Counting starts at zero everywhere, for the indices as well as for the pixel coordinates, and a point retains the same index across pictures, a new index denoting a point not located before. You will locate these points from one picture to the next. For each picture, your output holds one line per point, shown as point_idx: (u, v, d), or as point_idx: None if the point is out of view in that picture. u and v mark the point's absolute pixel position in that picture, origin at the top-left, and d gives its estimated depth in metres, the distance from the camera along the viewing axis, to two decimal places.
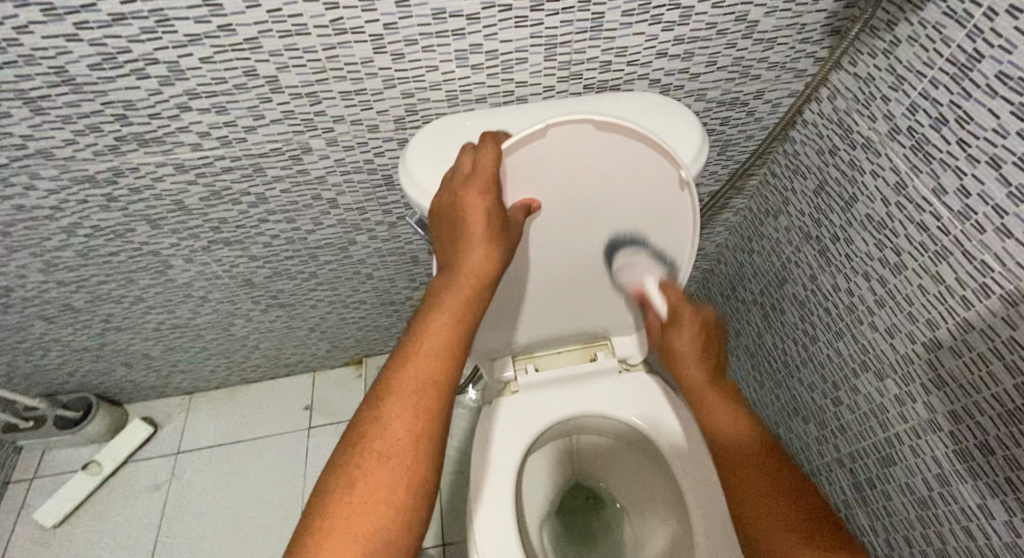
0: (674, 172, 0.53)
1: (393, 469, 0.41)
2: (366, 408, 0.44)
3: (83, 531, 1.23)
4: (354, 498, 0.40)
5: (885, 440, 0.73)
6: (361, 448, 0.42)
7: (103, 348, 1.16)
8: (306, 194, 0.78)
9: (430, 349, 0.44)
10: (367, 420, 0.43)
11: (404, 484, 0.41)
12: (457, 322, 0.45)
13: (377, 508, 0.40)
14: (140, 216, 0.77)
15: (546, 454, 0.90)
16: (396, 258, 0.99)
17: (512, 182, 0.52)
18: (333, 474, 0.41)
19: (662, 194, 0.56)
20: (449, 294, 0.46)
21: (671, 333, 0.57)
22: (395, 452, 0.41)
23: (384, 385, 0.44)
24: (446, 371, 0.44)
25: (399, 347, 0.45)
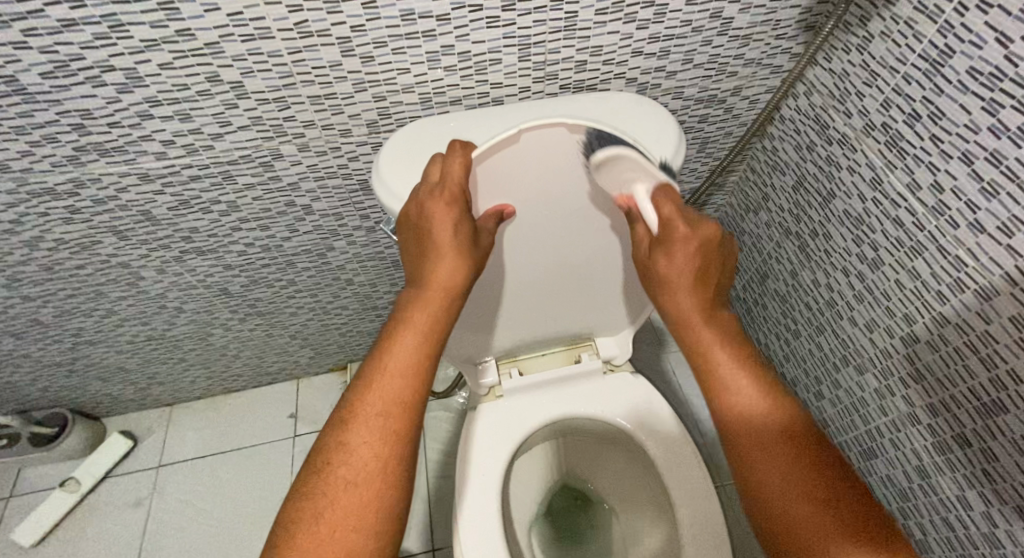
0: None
1: (360, 495, 0.40)
2: (332, 430, 0.42)
3: (60, 551, 1.19)
4: (317, 529, 0.39)
5: (866, 433, 0.74)
6: (327, 474, 0.41)
7: (76, 363, 1.12)
8: (279, 202, 0.76)
9: (395, 368, 0.43)
10: (333, 443, 0.42)
11: (372, 509, 0.40)
12: (424, 337, 0.44)
13: (346, 534, 0.39)
14: (106, 227, 0.75)
15: (534, 455, 0.90)
16: (376, 263, 0.98)
17: (485, 188, 0.51)
18: (299, 501, 0.40)
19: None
20: (416, 308, 0.45)
21: (660, 253, 0.45)
22: (362, 476, 0.40)
23: (349, 407, 0.43)
24: (413, 389, 0.43)
25: (365, 366, 0.44)
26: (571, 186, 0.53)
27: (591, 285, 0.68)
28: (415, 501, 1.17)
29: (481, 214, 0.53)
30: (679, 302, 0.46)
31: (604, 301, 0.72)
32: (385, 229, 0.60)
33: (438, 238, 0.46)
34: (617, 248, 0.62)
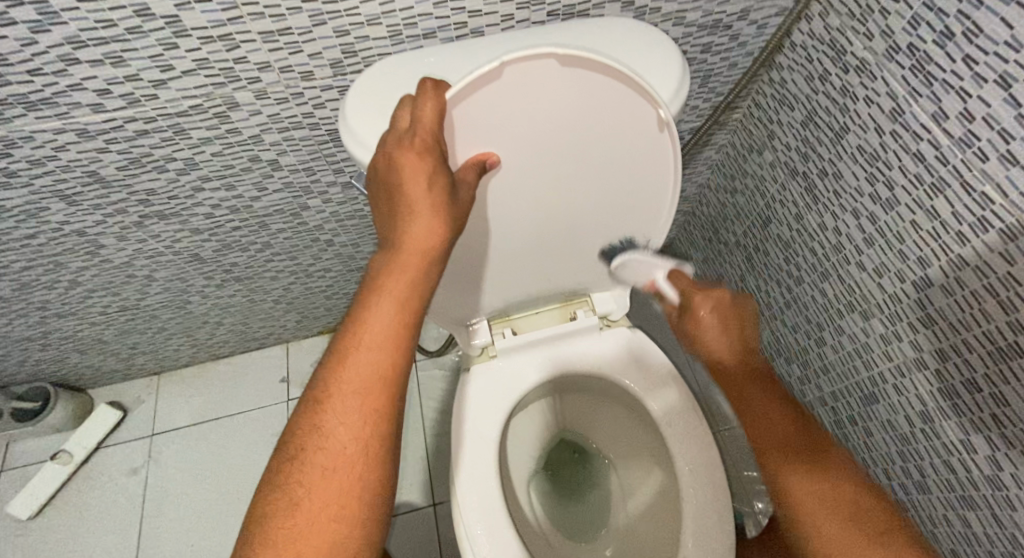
0: (653, 112, 0.47)
1: (339, 482, 0.38)
2: (304, 413, 0.39)
3: (59, 522, 1.18)
4: (295, 519, 0.37)
5: (868, 379, 0.71)
6: (302, 462, 0.38)
7: (49, 336, 1.07)
8: (242, 157, 0.69)
9: (372, 344, 0.39)
10: (307, 427, 0.39)
11: (356, 494, 0.38)
12: (401, 307, 0.40)
13: (326, 524, 0.37)
14: (51, 191, 0.68)
15: (530, 413, 0.87)
16: (356, 221, 0.92)
17: (466, 131, 0.45)
18: (272, 494, 0.37)
19: (640, 138, 0.50)
20: (389, 275, 0.40)
21: (692, 319, 0.55)
22: (340, 462, 0.38)
23: (324, 386, 0.39)
24: (391, 365, 0.40)
25: (337, 341, 0.41)
26: (562, 129, 0.48)
27: (585, 237, 0.63)
28: (413, 460, 1.15)
29: (460, 163, 0.47)
30: (711, 344, 0.55)
31: (601, 254, 0.67)
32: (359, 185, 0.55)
33: (411, 194, 0.40)
34: (615, 194, 0.57)
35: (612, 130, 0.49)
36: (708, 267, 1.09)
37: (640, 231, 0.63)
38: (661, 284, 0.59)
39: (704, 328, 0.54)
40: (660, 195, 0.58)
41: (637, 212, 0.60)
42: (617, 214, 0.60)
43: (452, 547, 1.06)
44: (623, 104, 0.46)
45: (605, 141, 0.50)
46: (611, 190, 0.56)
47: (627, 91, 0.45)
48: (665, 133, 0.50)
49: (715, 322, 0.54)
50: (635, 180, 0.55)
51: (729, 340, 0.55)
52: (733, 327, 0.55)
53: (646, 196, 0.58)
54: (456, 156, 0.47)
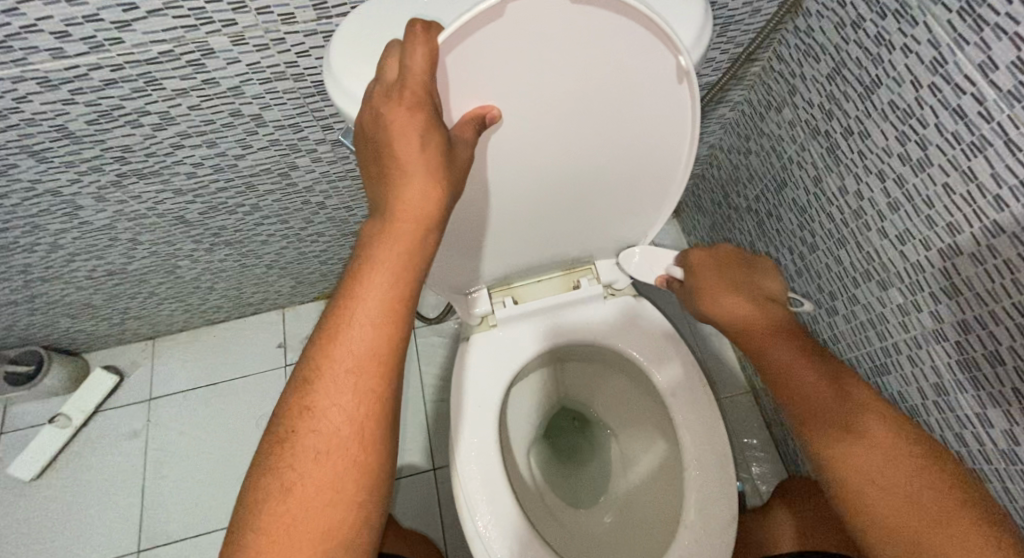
0: (671, 59, 0.43)
1: (333, 465, 0.35)
2: (294, 395, 0.37)
3: (61, 485, 1.17)
4: (288, 505, 0.34)
5: (881, 350, 0.68)
6: (293, 445, 0.35)
7: (35, 301, 1.03)
8: (222, 111, 0.64)
9: (363, 318, 0.36)
10: (299, 409, 0.36)
11: (353, 479, 0.36)
12: (397, 279, 0.37)
13: (321, 509, 0.35)
14: (17, 146, 0.63)
15: (530, 381, 0.85)
16: (348, 182, 0.87)
17: (465, 79, 0.40)
18: (262, 480, 0.35)
19: (655, 89, 0.46)
20: (383, 246, 0.37)
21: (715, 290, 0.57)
22: (333, 445, 0.35)
23: (314, 365, 0.37)
24: (386, 342, 0.37)
25: (327, 315, 0.38)
26: (571, 81, 0.43)
27: (592, 201, 0.59)
28: (413, 426, 1.14)
29: (458, 119, 0.43)
30: (728, 305, 0.57)
31: (610, 218, 0.63)
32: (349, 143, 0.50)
33: (402, 152, 0.36)
34: (626, 152, 0.52)
35: (625, 80, 0.44)
36: (716, 232, 1.05)
37: (652, 193, 0.60)
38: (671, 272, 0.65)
39: (717, 291, 0.57)
40: (675, 153, 0.54)
41: (649, 172, 0.56)
42: (628, 174, 0.56)
43: (453, 511, 1.06)
44: (638, 51, 0.42)
45: (616, 92, 0.45)
46: (622, 148, 0.52)
47: (645, 35, 0.41)
48: (683, 84, 0.46)
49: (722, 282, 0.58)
50: (646, 136, 0.51)
51: (751, 296, 0.56)
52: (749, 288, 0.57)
53: (658, 154, 0.54)
54: (454, 111, 0.42)
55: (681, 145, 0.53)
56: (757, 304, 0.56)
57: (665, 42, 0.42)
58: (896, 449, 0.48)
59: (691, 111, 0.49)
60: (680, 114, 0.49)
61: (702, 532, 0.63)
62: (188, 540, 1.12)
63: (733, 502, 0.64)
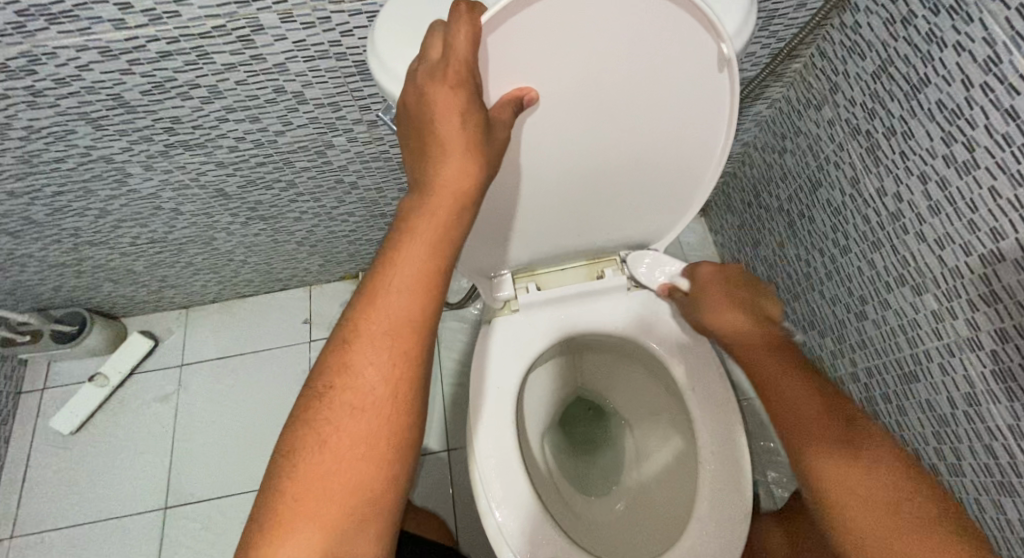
0: (714, 46, 0.43)
1: (367, 421, 0.37)
2: (332, 353, 0.39)
3: (98, 440, 1.24)
4: (323, 455, 0.36)
5: (910, 357, 0.67)
6: (330, 400, 0.38)
7: (82, 264, 1.09)
8: (267, 87, 0.67)
9: (400, 286, 0.38)
10: (335, 366, 0.39)
11: (384, 435, 0.37)
12: (433, 252, 0.39)
13: (353, 461, 0.36)
14: (76, 113, 0.67)
15: (549, 367, 0.86)
16: (381, 163, 0.89)
17: (507, 62, 0.41)
18: (300, 430, 0.37)
19: (695, 79, 0.47)
20: (421, 220, 0.38)
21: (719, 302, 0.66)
22: (369, 402, 0.37)
23: (353, 327, 0.39)
24: (420, 309, 0.39)
25: (367, 282, 0.40)
26: (613, 68, 0.44)
27: (621, 189, 0.60)
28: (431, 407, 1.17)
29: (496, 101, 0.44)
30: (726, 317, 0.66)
31: (637, 208, 0.63)
32: (388, 123, 0.52)
33: (442, 129, 0.38)
34: (660, 140, 0.53)
35: (665, 66, 0.45)
36: (744, 232, 1.04)
37: (682, 185, 0.60)
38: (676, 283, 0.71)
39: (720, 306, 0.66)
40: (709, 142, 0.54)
41: (682, 163, 0.57)
42: (660, 163, 0.56)
43: (464, 490, 1.09)
44: (681, 38, 0.42)
45: (655, 79, 0.46)
46: (658, 136, 0.52)
47: (689, 20, 0.41)
48: (724, 72, 0.46)
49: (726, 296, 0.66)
50: (682, 126, 0.51)
51: (751, 313, 0.65)
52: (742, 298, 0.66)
53: (692, 144, 0.54)
54: (494, 92, 0.43)
55: (717, 135, 0.53)
56: (753, 321, 0.65)
57: (708, 29, 0.42)
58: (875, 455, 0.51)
59: (729, 102, 0.49)
60: (720, 103, 0.49)
61: (713, 524, 0.64)
62: (212, 502, 1.17)
63: (748, 497, 0.64)
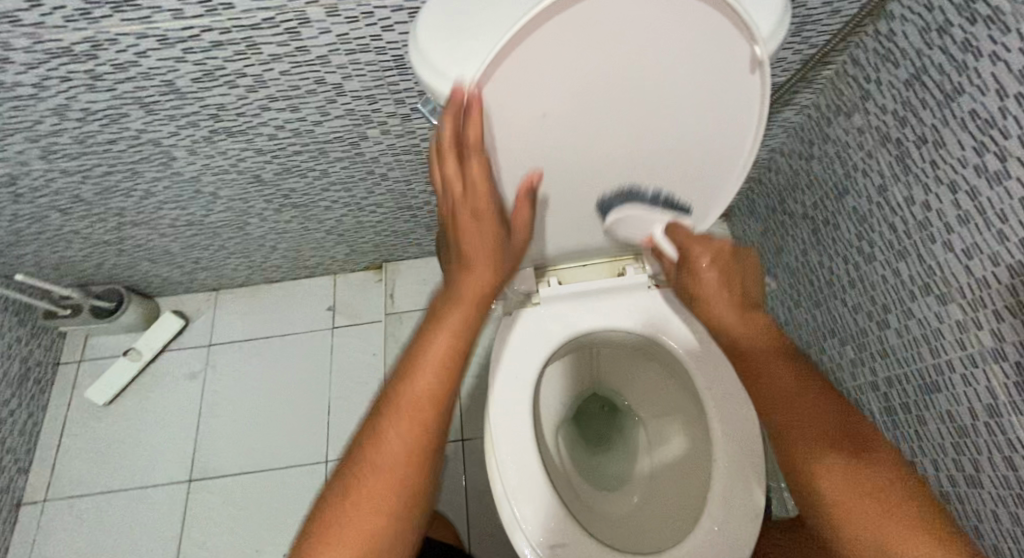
0: (747, 48, 0.45)
1: (389, 483, 0.45)
2: (368, 423, 0.48)
3: (129, 412, 1.29)
4: (351, 513, 0.44)
5: (933, 367, 0.67)
6: (362, 462, 0.46)
7: (123, 243, 1.14)
8: (309, 78, 0.70)
9: (426, 370, 0.48)
10: (368, 435, 0.47)
11: (398, 498, 0.45)
12: (453, 343, 0.49)
13: (371, 517, 0.44)
14: (131, 97, 0.71)
15: (566, 361, 0.87)
16: (411, 157, 0.92)
17: (545, 60, 0.43)
18: (337, 484, 0.46)
19: (726, 79, 0.48)
20: (446, 320, 0.49)
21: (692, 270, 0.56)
22: (391, 468, 0.46)
23: (385, 401, 0.48)
24: (439, 393, 0.48)
25: (401, 365, 0.49)
26: (645, 69, 0.46)
27: (648, 188, 0.61)
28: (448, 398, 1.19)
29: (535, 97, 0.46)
30: (714, 304, 0.56)
31: None
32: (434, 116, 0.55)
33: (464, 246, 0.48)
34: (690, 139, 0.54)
35: (697, 67, 0.46)
36: (767, 239, 1.04)
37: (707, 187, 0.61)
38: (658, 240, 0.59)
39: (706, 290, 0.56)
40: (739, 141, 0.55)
41: (708, 163, 0.58)
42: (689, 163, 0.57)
43: (477, 481, 1.11)
44: (714, 39, 0.44)
45: (689, 78, 0.47)
46: (689, 135, 0.53)
47: (723, 23, 0.42)
48: (755, 74, 0.47)
49: (722, 279, 0.55)
50: (711, 125, 0.53)
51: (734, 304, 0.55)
52: (733, 284, 0.55)
53: (719, 145, 0.55)
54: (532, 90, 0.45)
55: (746, 135, 0.54)
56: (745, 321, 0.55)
57: (742, 31, 0.43)
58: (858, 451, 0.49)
59: (759, 103, 0.50)
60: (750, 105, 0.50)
61: (725, 522, 0.65)
62: (235, 477, 1.21)
63: (761, 495, 0.65)
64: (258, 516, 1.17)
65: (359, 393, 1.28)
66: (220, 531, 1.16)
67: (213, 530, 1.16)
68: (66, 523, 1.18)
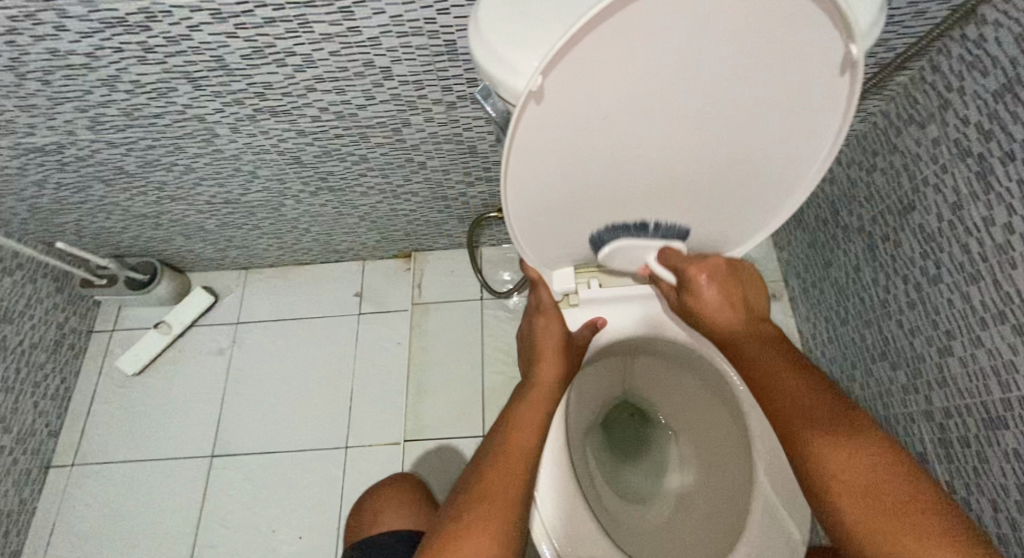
0: (841, 46, 0.42)
1: (496, 511, 0.51)
2: (470, 472, 0.55)
3: (157, 383, 1.31)
4: (461, 538, 0.49)
5: (1000, 402, 0.61)
6: (470, 498, 0.52)
7: (161, 217, 1.15)
8: (357, 60, 0.68)
9: (521, 427, 0.59)
10: (473, 478, 0.54)
11: (502, 524, 0.50)
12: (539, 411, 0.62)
13: (480, 539, 0.49)
14: (180, 72, 0.70)
15: (600, 366, 0.84)
16: (452, 146, 0.90)
17: (618, 51, 0.40)
18: (448, 519, 0.51)
19: (812, 77, 0.45)
20: (533, 398, 0.63)
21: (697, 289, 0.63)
22: (497, 498, 0.52)
23: (486, 453, 0.57)
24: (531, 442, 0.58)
25: (497, 430, 0.60)
26: (724, 63, 0.42)
27: (709, 192, 0.58)
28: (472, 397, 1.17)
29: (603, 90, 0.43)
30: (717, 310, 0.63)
31: (720, 211, 0.62)
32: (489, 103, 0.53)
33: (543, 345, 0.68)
34: (763, 139, 0.51)
35: (784, 65, 0.43)
36: (814, 251, 1.00)
37: (773, 189, 0.59)
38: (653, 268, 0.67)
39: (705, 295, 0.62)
40: (811, 142, 0.53)
41: (779, 167, 0.56)
42: (755, 164, 0.55)
43: None
44: (807, 35, 0.41)
45: (773, 77, 0.44)
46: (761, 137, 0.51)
47: (821, 17, 0.39)
48: (846, 76, 0.45)
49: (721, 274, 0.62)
50: (786, 126, 0.50)
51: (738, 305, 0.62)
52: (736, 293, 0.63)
53: (791, 145, 0.53)
54: (600, 83, 0.43)
55: (824, 140, 0.53)
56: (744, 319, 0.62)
57: (839, 30, 0.41)
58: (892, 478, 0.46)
59: (844, 105, 0.49)
60: (834, 107, 0.49)
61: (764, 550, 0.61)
62: (256, 456, 1.22)
63: (808, 511, 0.61)
64: (276, 496, 1.17)
65: (382, 381, 1.27)
66: (239, 508, 1.17)
67: (231, 507, 1.17)
68: (91, 488, 1.21)
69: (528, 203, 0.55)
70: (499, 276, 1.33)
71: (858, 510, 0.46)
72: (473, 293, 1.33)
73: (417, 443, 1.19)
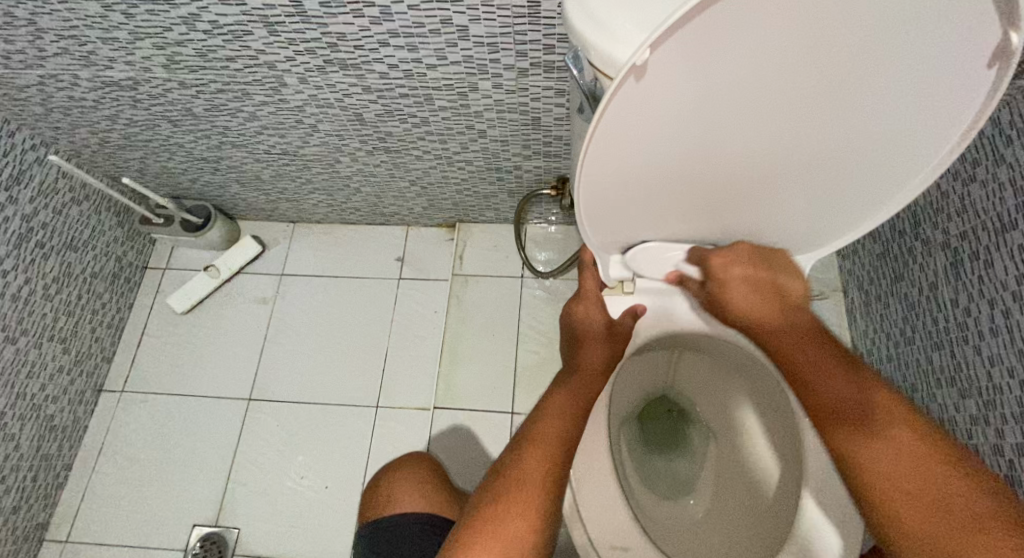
0: (996, 32, 0.38)
1: (525, 497, 0.49)
2: (502, 456, 0.54)
3: (204, 325, 1.35)
4: (492, 523, 0.48)
5: None
6: (500, 483, 0.51)
7: (220, 163, 1.17)
8: (436, 16, 0.66)
9: (553, 413, 0.58)
10: (503, 462, 0.53)
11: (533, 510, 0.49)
12: (572, 399, 0.60)
13: (512, 525, 0.47)
14: (258, 15, 0.70)
15: (644, 359, 0.82)
16: (516, 116, 0.88)
17: (744, 24, 0.37)
18: (478, 502, 0.50)
19: (954, 62, 0.40)
20: (566, 387, 0.62)
21: (725, 287, 0.63)
22: (527, 482, 0.51)
23: (519, 437, 0.56)
24: (564, 428, 0.56)
25: (530, 414, 0.59)
26: (857, 43, 0.38)
27: (803, 180, 0.55)
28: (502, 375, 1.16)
29: (714, 65, 0.40)
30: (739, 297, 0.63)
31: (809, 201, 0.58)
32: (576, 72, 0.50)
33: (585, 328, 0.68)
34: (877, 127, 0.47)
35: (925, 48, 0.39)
36: (885, 262, 0.94)
37: (877, 184, 0.55)
38: (684, 270, 0.66)
39: (729, 278, 0.62)
40: (930, 136, 0.49)
41: (886, 160, 0.52)
42: (863, 154, 0.51)
43: None
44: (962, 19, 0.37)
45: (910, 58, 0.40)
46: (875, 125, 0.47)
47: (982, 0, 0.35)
48: (992, 66, 0.41)
49: (745, 279, 0.62)
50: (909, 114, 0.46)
51: (755, 287, 0.62)
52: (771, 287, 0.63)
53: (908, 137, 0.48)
54: (713, 57, 0.39)
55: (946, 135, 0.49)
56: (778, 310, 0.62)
57: (999, 15, 0.36)
58: (912, 446, 0.49)
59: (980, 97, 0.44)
60: (968, 98, 0.44)
61: None
62: (290, 405, 1.25)
63: (862, 532, 0.58)
64: (307, 445, 1.21)
65: (416, 347, 1.28)
66: (270, 453, 1.20)
67: (264, 452, 1.20)
68: (138, 415, 1.26)
69: (606, 181, 0.52)
70: (543, 255, 1.31)
71: (893, 503, 0.47)
72: (515, 270, 1.31)
73: (447, 412, 1.19)
